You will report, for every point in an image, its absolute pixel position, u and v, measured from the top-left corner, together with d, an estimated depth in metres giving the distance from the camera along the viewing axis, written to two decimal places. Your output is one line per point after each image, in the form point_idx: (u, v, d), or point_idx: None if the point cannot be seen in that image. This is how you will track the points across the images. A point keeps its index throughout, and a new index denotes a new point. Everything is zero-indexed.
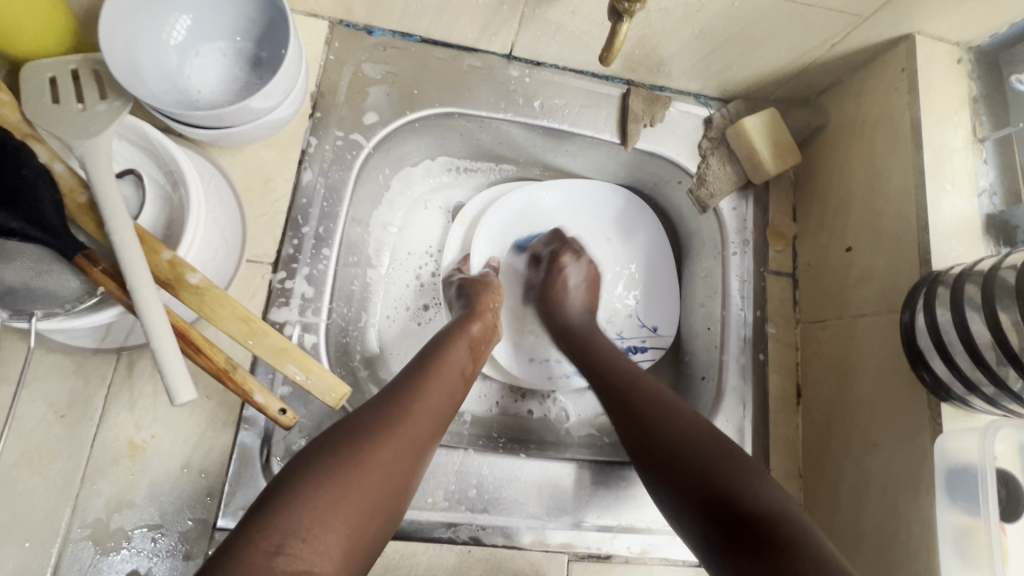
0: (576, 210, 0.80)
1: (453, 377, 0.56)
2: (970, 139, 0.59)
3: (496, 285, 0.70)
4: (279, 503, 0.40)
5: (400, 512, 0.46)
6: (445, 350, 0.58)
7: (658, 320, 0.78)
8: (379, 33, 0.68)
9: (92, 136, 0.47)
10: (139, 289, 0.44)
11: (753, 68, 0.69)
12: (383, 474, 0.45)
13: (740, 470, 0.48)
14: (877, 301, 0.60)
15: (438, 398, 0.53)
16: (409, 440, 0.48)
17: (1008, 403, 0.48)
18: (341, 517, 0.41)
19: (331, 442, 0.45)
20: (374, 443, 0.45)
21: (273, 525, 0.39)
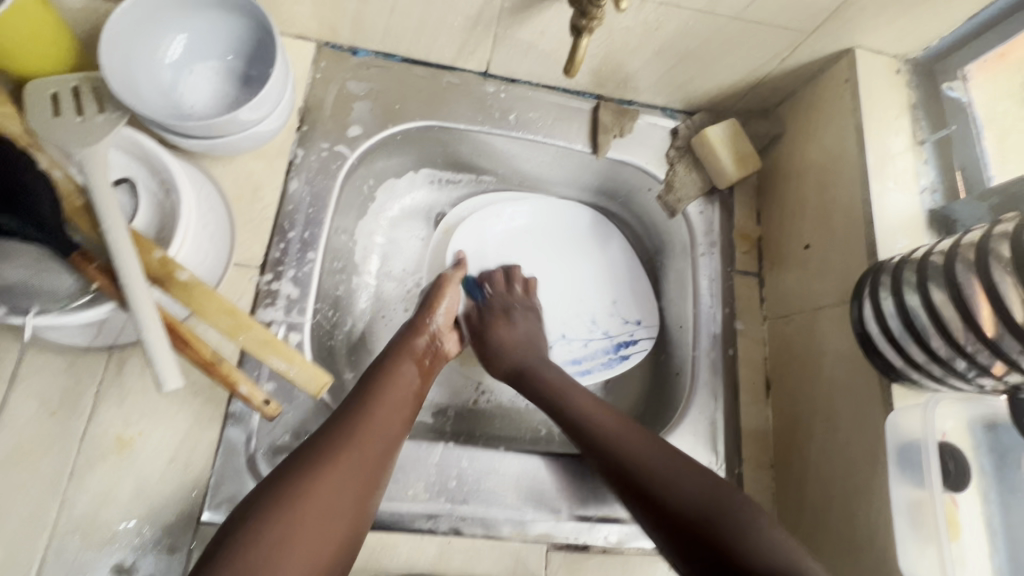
0: (548, 225, 0.83)
1: (397, 397, 0.58)
2: (910, 142, 0.64)
3: (439, 297, 0.70)
4: (227, 550, 0.43)
5: (361, 536, 0.50)
6: (393, 370, 0.60)
7: (640, 314, 0.80)
8: (363, 53, 0.73)
9: (91, 145, 0.51)
10: (131, 285, 0.47)
11: (712, 82, 0.74)
12: (332, 505, 0.48)
13: (670, 473, 0.53)
14: (833, 294, 0.63)
15: (385, 420, 0.55)
16: (355, 466, 0.51)
17: (954, 381, 0.50)
18: (296, 557, 0.44)
19: (279, 480, 0.48)
20: (320, 479, 0.48)
21: (222, 573, 0.42)
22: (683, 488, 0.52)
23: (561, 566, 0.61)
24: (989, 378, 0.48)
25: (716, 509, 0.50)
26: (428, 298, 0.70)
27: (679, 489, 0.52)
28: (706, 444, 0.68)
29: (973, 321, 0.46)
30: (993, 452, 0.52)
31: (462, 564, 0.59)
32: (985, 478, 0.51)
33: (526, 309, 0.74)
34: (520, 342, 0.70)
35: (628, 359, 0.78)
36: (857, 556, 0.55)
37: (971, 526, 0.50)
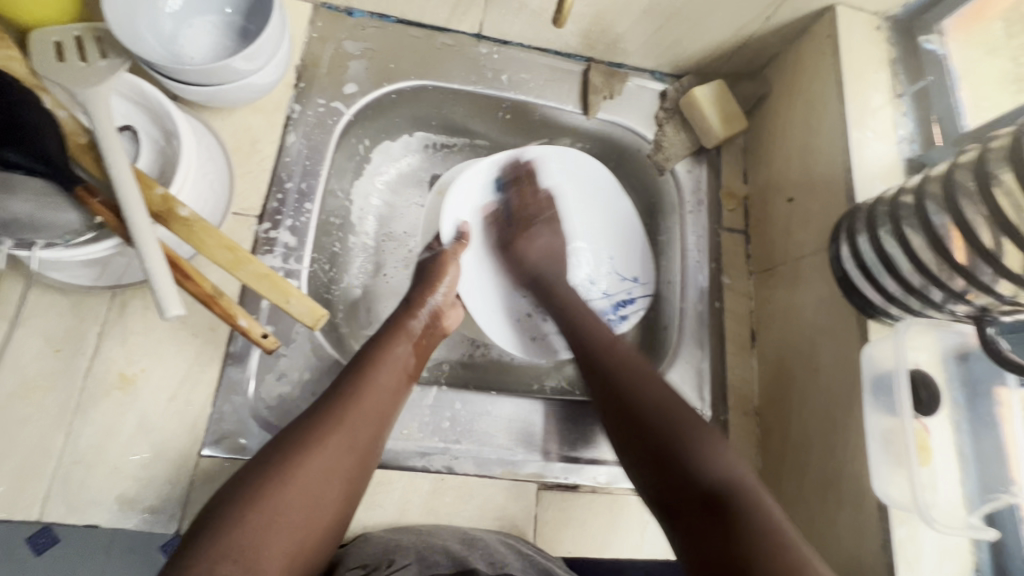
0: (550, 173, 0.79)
1: (388, 379, 0.58)
2: (889, 95, 0.66)
3: (439, 277, 0.68)
4: (214, 526, 0.44)
5: (348, 515, 0.51)
6: (387, 349, 0.60)
7: (638, 271, 0.79)
8: (359, 15, 0.75)
9: (94, 87, 0.52)
10: (133, 217, 0.49)
11: (699, 43, 0.76)
12: (318, 487, 0.49)
13: (695, 439, 0.49)
14: (814, 242, 0.65)
15: (375, 403, 0.56)
16: (346, 447, 0.52)
17: (929, 311, 0.53)
18: (280, 537, 0.46)
19: (266, 460, 0.49)
20: (308, 462, 0.49)
21: (207, 550, 0.43)
22: (709, 461, 0.48)
23: (551, 505, 0.63)
24: (962, 305, 0.50)
25: (704, 460, 0.48)
26: (427, 278, 0.68)
27: (691, 437, 0.50)
28: (693, 391, 0.70)
29: (947, 254, 0.48)
30: (964, 384, 0.54)
31: (455, 501, 0.60)
32: (957, 409, 0.53)
33: (594, 228, 0.76)
34: (545, 257, 0.73)
35: (626, 319, 0.77)
36: (836, 489, 0.57)
37: (942, 449, 0.52)
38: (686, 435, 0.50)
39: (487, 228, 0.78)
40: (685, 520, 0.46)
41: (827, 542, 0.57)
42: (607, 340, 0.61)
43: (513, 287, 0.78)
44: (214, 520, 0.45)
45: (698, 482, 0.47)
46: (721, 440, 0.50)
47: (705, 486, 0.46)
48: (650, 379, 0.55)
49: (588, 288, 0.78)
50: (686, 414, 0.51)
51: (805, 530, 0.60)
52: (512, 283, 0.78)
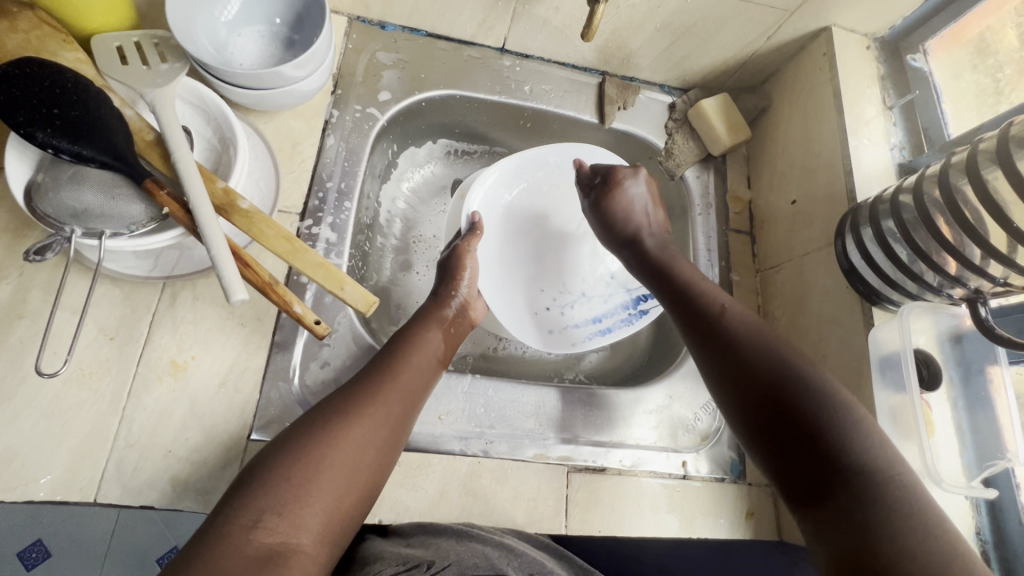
0: (579, 168, 0.82)
1: (419, 362, 0.61)
2: (881, 107, 0.73)
3: (462, 268, 0.71)
4: (255, 484, 0.47)
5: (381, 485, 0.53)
6: (420, 335, 0.63)
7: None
8: (391, 28, 0.80)
9: (159, 87, 0.56)
10: (200, 208, 0.52)
11: (706, 59, 0.82)
12: (354, 455, 0.51)
13: (827, 407, 0.47)
14: (818, 239, 0.71)
15: (406, 384, 0.59)
16: (381, 420, 0.55)
17: (929, 296, 0.58)
18: (317, 497, 0.48)
19: (306, 427, 0.52)
20: (344, 432, 0.52)
21: (249, 506, 0.46)
22: (846, 434, 0.45)
23: (581, 486, 0.66)
24: (957, 287, 0.56)
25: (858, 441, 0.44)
26: (450, 270, 0.70)
27: (829, 414, 0.46)
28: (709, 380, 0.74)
29: (936, 230, 0.54)
30: (959, 364, 0.59)
31: (491, 483, 0.63)
32: (954, 387, 0.59)
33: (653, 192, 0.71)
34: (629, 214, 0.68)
35: (648, 314, 0.80)
36: None
37: (941, 423, 0.57)
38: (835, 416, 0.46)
39: (506, 226, 0.81)
40: (828, 502, 0.43)
41: None
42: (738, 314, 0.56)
43: (531, 282, 0.80)
44: (258, 478, 0.48)
45: (846, 463, 0.44)
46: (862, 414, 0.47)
47: (846, 465, 0.43)
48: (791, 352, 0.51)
49: (607, 283, 0.82)
50: (833, 401, 0.47)
51: None
52: (529, 278, 0.80)
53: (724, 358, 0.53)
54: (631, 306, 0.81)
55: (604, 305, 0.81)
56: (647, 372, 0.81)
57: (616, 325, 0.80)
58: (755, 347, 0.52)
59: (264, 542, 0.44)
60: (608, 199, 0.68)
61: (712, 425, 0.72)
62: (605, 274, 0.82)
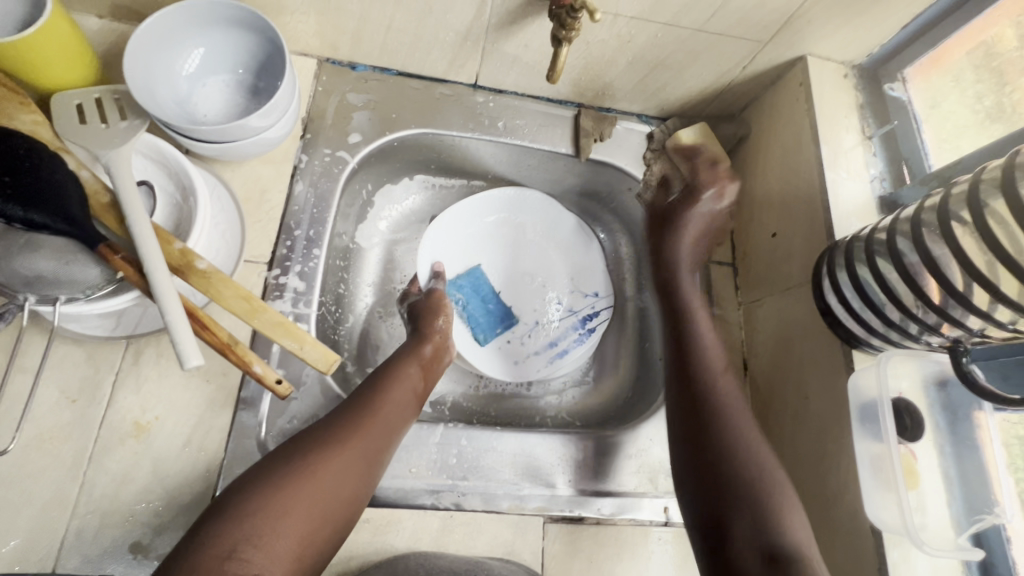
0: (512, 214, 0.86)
1: (402, 395, 0.60)
2: (860, 137, 0.71)
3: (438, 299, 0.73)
4: (226, 514, 0.46)
5: (350, 514, 0.52)
6: (399, 370, 0.62)
7: (597, 285, 0.86)
8: (361, 68, 0.79)
9: (116, 148, 0.56)
10: (155, 273, 0.51)
11: (682, 89, 0.81)
12: (330, 484, 0.50)
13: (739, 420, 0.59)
14: (798, 275, 0.69)
15: (385, 421, 0.57)
16: (360, 454, 0.53)
17: (907, 342, 0.57)
18: (288, 528, 0.47)
19: (283, 457, 0.51)
20: (320, 461, 0.51)
21: (222, 536, 0.45)
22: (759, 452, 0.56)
23: (557, 539, 0.64)
24: (936, 336, 0.54)
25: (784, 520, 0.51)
26: (423, 312, 0.71)
27: (737, 430, 0.58)
28: None
29: (923, 293, 0.52)
30: (945, 408, 0.57)
31: (463, 539, 0.61)
32: (941, 432, 0.56)
33: (688, 195, 0.78)
34: (693, 258, 0.77)
35: (596, 330, 0.83)
36: (830, 517, 0.60)
37: (926, 472, 0.55)
38: (768, 499, 0.53)
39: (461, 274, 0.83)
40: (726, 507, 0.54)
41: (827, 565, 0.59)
42: (731, 398, 0.62)
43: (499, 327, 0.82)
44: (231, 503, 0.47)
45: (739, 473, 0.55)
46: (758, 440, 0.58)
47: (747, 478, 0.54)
48: (755, 434, 0.58)
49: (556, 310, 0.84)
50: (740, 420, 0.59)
51: None
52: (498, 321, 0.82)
53: (699, 429, 0.59)
54: (579, 327, 0.84)
55: (556, 328, 0.83)
56: (631, 409, 0.78)
57: (571, 346, 0.82)
58: (725, 414, 0.60)
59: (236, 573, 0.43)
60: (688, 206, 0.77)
61: None
62: (553, 302, 0.85)
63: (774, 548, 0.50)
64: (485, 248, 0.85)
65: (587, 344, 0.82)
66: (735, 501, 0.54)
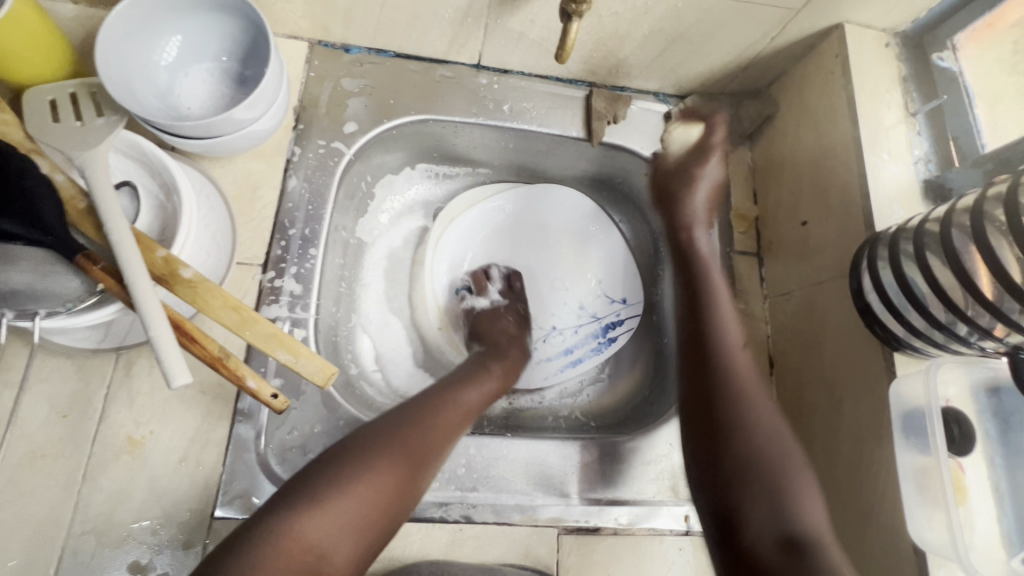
0: (527, 215, 0.84)
1: (473, 400, 0.60)
2: (903, 114, 0.64)
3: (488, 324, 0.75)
4: (304, 499, 0.45)
5: (409, 511, 0.50)
6: (481, 376, 0.64)
7: (627, 292, 0.82)
8: (356, 51, 0.74)
9: (90, 148, 0.51)
10: (137, 284, 0.48)
11: (704, 65, 0.74)
12: (396, 479, 0.49)
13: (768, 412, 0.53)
14: (832, 267, 0.64)
15: (451, 422, 0.56)
16: (439, 452, 0.53)
17: (957, 345, 0.51)
18: (367, 513, 0.47)
19: (362, 440, 0.50)
20: (391, 455, 0.49)
21: (299, 520, 0.44)
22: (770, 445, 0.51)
23: (573, 551, 0.61)
24: (990, 340, 0.49)
25: (783, 457, 0.50)
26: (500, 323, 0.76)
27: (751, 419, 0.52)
28: None
29: (971, 285, 0.47)
30: (996, 415, 0.52)
31: (473, 552, 0.59)
32: (991, 442, 0.52)
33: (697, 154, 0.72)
34: (706, 205, 0.71)
35: (616, 341, 0.80)
36: (867, 534, 0.56)
37: (974, 488, 0.51)
38: (794, 493, 0.48)
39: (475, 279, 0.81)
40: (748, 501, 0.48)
41: None
42: (749, 375, 0.56)
43: None
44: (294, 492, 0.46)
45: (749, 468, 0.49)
46: (778, 428, 0.52)
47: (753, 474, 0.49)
48: (768, 408, 0.54)
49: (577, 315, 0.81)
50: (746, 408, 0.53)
51: None
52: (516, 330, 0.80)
53: (702, 422, 0.54)
54: (601, 335, 0.80)
55: (575, 336, 0.80)
56: (642, 416, 0.74)
57: (587, 355, 0.79)
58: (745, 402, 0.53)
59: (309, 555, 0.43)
60: (699, 162, 0.71)
61: None
62: (575, 306, 0.82)
63: (745, 475, 0.49)
64: (502, 249, 0.84)
65: (607, 354, 0.79)
66: (698, 428, 0.54)
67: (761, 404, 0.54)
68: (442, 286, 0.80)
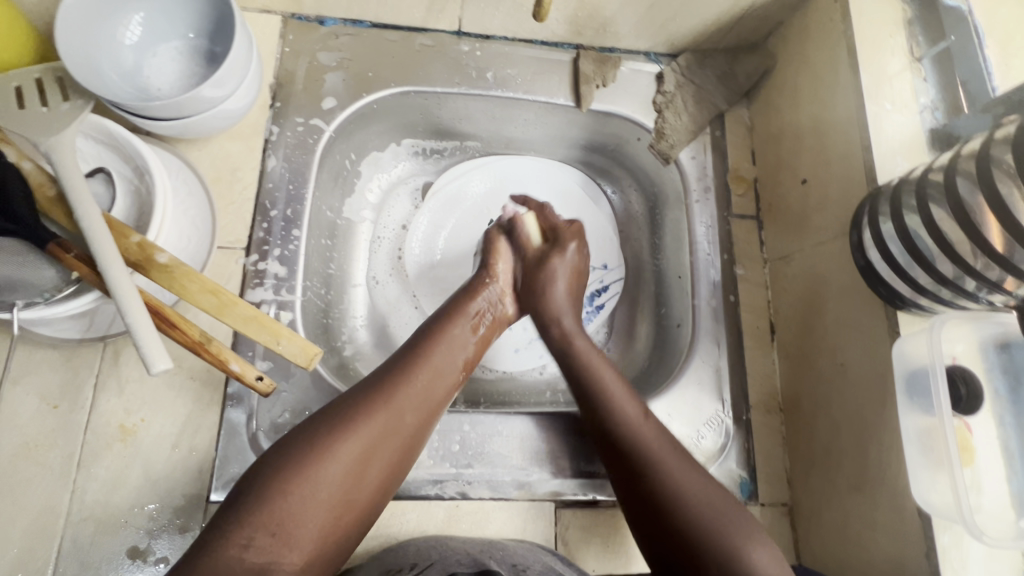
0: (503, 190, 0.82)
1: (436, 364, 0.53)
2: (908, 60, 0.60)
3: (496, 260, 0.66)
4: (248, 498, 0.42)
5: (380, 495, 0.47)
6: (446, 331, 0.56)
7: (606, 257, 0.81)
8: (331, 23, 0.71)
9: (55, 133, 0.49)
10: (111, 270, 0.47)
11: (695, 19, 0.70)
12: (352, 456, 0.45)
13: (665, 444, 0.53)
14: (833, 226, 0.61)
15: (428, 385, 0.52)
16: (393, 429, 0.48)
17: (962, 301, 0.49)
18: (314, 508, 0.43)
19: (308, 429, 0.46)
20: (333, 441, 0.45)
21: (243, 521, 0.40)
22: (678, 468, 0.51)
23: (572, 525, 0.60)
24: (999, 294, 0.46)
25: (682, 482, 0.50)
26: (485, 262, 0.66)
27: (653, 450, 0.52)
28: (712, 393, 0.66)
29: (981, 242, 0.44)
30: (1006, 372, 0.50)
31: (470, 528, 0.59)
32: (1000, 401, 0.50)
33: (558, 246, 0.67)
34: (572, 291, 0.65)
35: (603, 308, 0.79)
36: (869, 498, 0.54)
37: (982, 449, 0.49)
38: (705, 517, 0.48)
39: (461, 260, 0.80)
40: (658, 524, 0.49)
41: (867, 544, 0.54)
42: (651, 424, 0.55)
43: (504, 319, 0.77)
44: (258, 481, 0.42)
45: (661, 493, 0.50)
46: (680, 460, 0.52)
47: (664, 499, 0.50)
48: (679, 460, 0.52)
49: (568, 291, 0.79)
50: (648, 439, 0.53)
51: (841, 534, 0.57)
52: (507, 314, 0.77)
53: (614, 452, 0.54)
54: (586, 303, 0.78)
55: None
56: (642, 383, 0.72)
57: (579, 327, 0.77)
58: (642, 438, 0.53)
59: (257, 560, 0.40)
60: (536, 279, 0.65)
61: (718, 442, 0.64)
62: None
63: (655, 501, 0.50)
64: (487, 222, 0.81)
65: (597, 323, 0.78)
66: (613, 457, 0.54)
67: (665, 437, 0.54)
68: (436, 261, 0.79)
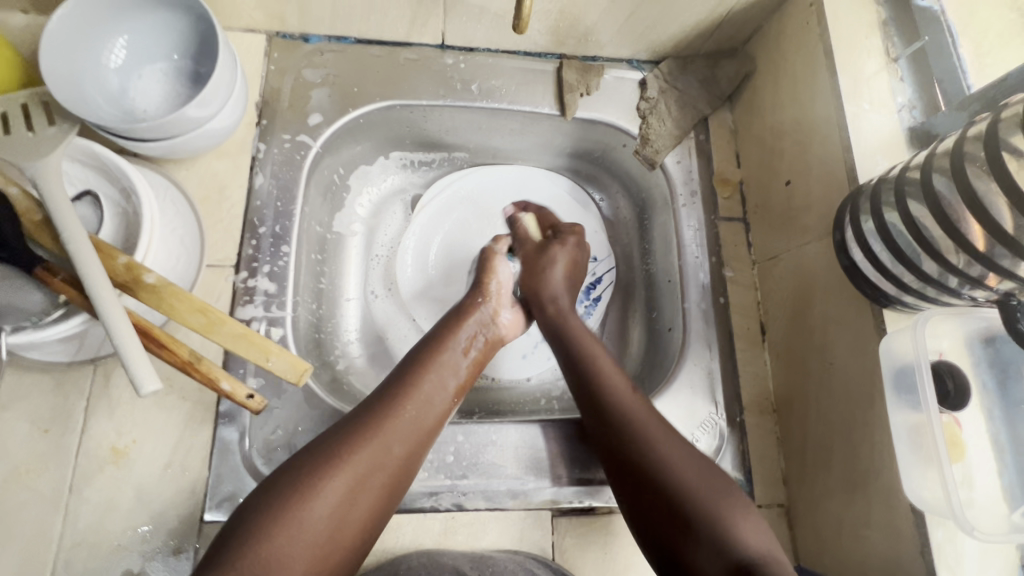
0: (490, 201, 0.83)
1: (427, 395, 0.53)
2: (885, 61, 0.61)
3: (487, 278, 0.68)
4: (238, 539, 0.42)
5: (368, 527, 0.47)
6: (438, 357, 0.57)
7: (596, 249, 0.82)
8: (315, 40, 0.72)
9: (43, 158, 0.49)
10: (99, 292, 0.47)
11: (674, 27, 0.71)
12: (341, 492, 0.45)
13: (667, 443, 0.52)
14: (818, 225, 0.61)
15: (417, 415, 0.52)
16: (380, 461, 0.48)
17: (944, 297, 0.49)
18: (303, 546, 0.43)
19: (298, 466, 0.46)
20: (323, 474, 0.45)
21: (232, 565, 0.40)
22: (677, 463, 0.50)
23: (568, 534, 0.60)
24: (982, 290, 0.47)
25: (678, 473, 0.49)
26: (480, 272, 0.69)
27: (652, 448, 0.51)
28: (706, 396, 0.66)
29: (963, 240, 0.45)
30: (992, 366, 0.51)
31: (467, 539, 0.59)
32: (988, 395, 0.50)
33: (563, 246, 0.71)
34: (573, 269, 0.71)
35: (600, 300, 0.80)
36: (863, 497, 0.54)
37: (971, 444, 0.49)
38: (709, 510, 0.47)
39: (453, 269, 0.80)
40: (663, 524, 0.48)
41: (862, 542, 0.54)
42: (650, 415, 0.54)
43: None
44: (244, 527, 0.42)
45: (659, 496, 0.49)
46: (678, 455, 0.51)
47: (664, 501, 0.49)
48: (676, 446, 0.52)
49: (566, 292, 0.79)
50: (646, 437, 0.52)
51: (837, 533, 0.57)
52: None
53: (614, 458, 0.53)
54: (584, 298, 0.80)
55: None
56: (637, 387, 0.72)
57: None
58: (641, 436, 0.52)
59: None
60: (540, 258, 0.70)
61: (713, 444, 0.64)
62: None
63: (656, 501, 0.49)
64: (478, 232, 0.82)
65: (595, 315, 0.80)
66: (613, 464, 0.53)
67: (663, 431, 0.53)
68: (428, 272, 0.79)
